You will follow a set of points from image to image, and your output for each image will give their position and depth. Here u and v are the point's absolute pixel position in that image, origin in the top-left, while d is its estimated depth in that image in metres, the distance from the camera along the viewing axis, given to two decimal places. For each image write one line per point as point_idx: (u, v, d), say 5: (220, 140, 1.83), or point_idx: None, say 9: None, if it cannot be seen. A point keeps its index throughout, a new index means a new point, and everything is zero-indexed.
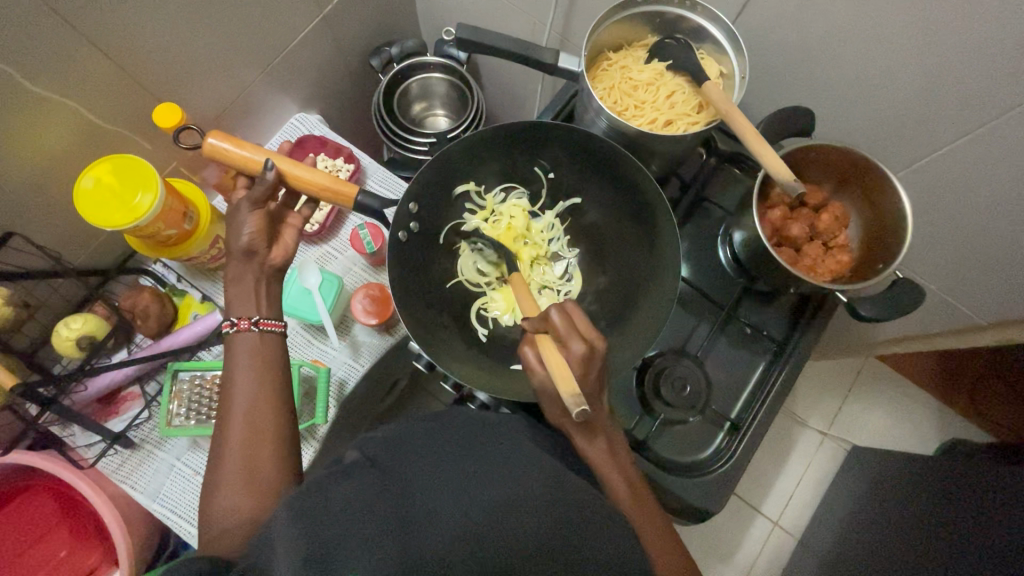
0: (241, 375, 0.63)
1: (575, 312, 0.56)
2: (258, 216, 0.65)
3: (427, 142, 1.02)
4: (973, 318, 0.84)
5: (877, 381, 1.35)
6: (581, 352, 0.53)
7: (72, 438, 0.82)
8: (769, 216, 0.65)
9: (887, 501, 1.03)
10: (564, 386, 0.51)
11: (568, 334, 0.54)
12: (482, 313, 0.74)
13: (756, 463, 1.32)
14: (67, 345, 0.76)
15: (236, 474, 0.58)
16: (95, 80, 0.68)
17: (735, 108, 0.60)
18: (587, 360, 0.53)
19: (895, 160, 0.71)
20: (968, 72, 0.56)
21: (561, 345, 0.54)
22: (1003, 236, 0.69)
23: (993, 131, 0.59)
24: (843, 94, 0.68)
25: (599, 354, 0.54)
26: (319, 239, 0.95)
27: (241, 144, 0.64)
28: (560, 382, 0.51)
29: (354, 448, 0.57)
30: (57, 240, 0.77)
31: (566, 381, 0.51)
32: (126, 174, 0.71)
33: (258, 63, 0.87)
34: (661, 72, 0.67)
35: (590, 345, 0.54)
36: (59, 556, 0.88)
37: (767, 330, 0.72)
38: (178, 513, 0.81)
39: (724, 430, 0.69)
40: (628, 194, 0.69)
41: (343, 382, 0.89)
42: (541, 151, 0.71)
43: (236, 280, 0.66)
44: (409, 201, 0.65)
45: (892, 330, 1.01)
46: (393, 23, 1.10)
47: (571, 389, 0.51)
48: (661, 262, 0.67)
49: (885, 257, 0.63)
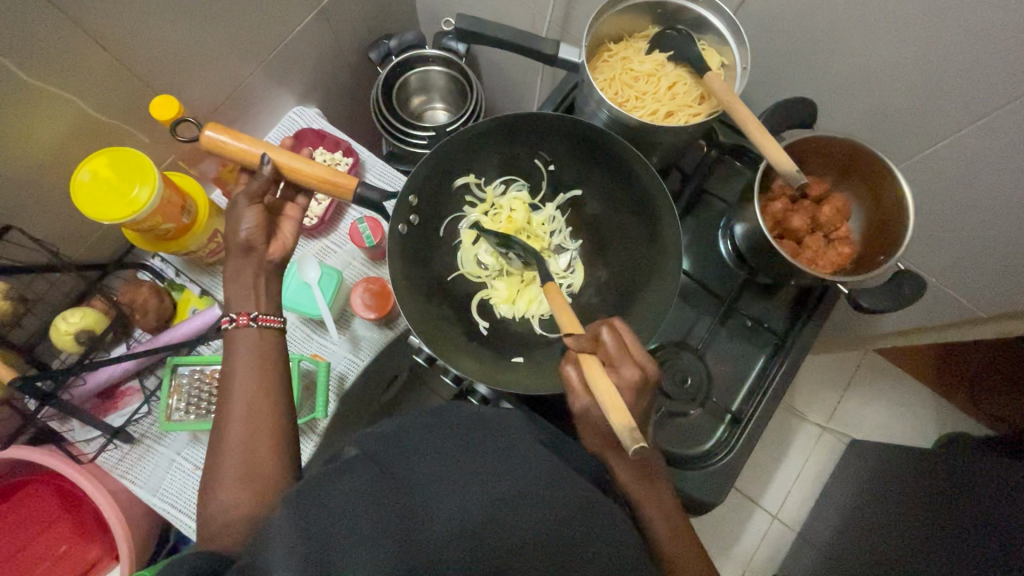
0: (240, 369, 0.62)
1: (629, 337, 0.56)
2: (257, 209, 0.64)
3: (426, 135, 1.01)
4: (974, 310, 0.84)
5: (877, 375, 1.35)
6: (634, 378, 0.53)
7: (71, 433, 0.81)
8: (770, 208, 0.65)
9: (888, 495, 1.03)
10: (616, 413, 0.48)
11: (620, 358, 0.54)
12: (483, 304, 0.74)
13: (756, 456, 1.32)
14: (66, 340, 0.75)
15: (235, 468, 0.58)
16: (92, 73, 0.67)
17: (737, 99, 0.59)
18: (635, 380, 0.53)
19: (896, 152, 0.70)
20: (972, 62, 0.56)
21: (611, 368, 0.54)
22: (1004, 228, 0.69)
23: (996, 122, 0.59)
24: (844, 85, 0.67)
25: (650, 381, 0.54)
26: (319, 234, 0.94)
27: (239, 136, 0.63)
28: (612, 408, 0.49)
29: (355, 442, 0.57)
30: (54, 234, 0.77)
31: (619, 410, 0.48)
32: (123, 168, 0.70)
33: (256, 55, 0.86)
34: (662, 63, 0.67)
35: (642, 371, 0.54)
36: (59, 551, 0.88)
37: (768, 323, 0.72)
38: (178, 508, 0.81)
39: (725, 422, 0.69)
40: (628, 185, 0.68)
41: (343, 376, 0.89)
42: (541, 143, 0.71)
43: (236, 274, 0.65)
44: (409, 193, 0.65)
45: (892, 324, 1.01)
46: (391, 15, 1.09)
47: (625, 417, 0.48)
48: (662, 255, 0.66)
49: (886, 249, 0.63)
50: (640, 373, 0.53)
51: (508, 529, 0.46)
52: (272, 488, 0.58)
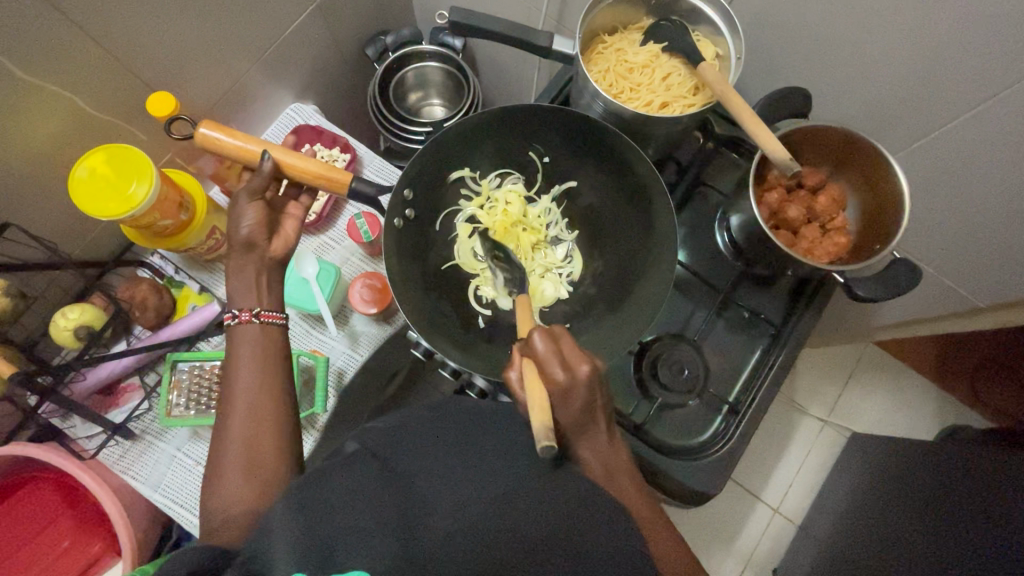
0: (244, 366, 0.62)
1: (563, 337, 0.55)
2: (258, 207, 0.64)
3: (423, 131, 1.02)
4: (973, 301, 0.84)
5: (877, 368, 1.35)
6: (563, 380, 0.52)
7: (74, 430, 0.83)
8: (766, 198, 0.65)
9: (890, 488, 1.02)
10: (537, 413, 0.50)
11: (549, 359, 0.53)
12: (479, 295, 0.74)
13: (756, 449, 1.32)
14: (66, 335, 0.76)
15: (237, 463, 0.59)
16: (88, 70, 0.67)
17: (731, 89, 0.59)
18: (563, 382, 0.52)
19: (892, 142, 0.70)
20: (968, 48, 0.56)
21: (542, 370, 0.53)
22: (1001, 217, 0.69)
23: (992, 109, 0.59)
24: (840, 75, 0.67)
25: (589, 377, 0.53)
26: (318, 230, 0.95)
27: (233, 133, 0.64)
28: (535, 408, 0.50)
29: (355, 439, 0.57)
30: (54, 231, 0.77)
31: (540, 409, 0.49)
32: (120, 164, 0.71)
33: (252, 52, 0.86)
34: (657, 54, 0.67)
35: (571, 372, 0.53)
36: (63, 547, 0.89)
37: (766, 314, 0.72)
38: (179, 503, 0.82)
39: (722, 413, 0.69)
40: (623, 176, 0.69)
41: (342, 371, 0.89)
42: (535, 135, 0.71)
43: (238, 270, 0.65)
44: (404, 186, 0.65)
45: (892, 315, 1.01)
46: (387, 11, 1.09)
47: (544, 418, 0.49)
48: (658, 246, 0.66)
49: (882, 239, 0.63)
50: (569, 375, 0.52)
51: (506, 521, 0.46)
52: (271, 481, 0.59)
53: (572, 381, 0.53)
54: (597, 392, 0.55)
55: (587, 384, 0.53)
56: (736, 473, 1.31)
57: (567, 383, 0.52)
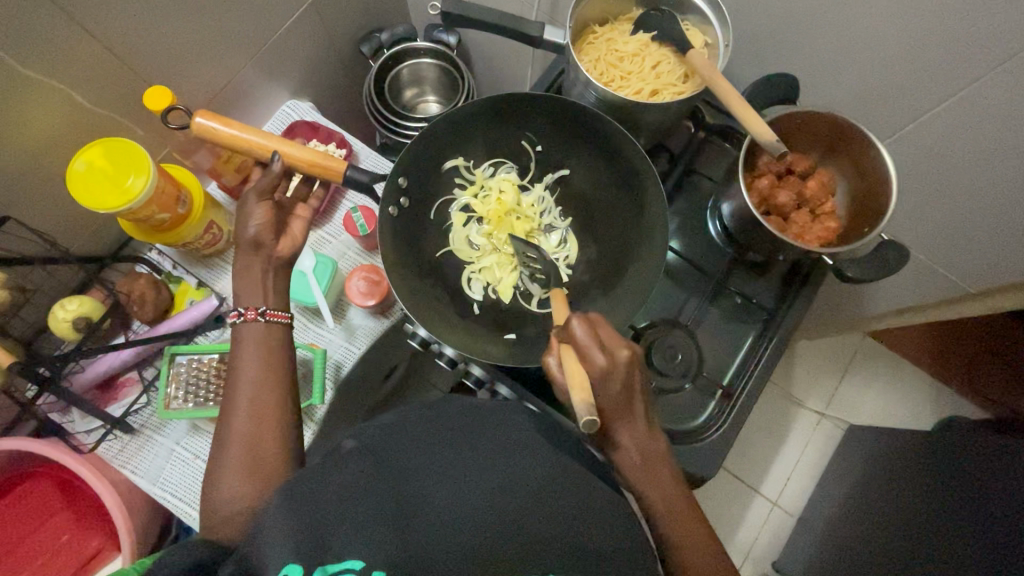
0: (247, 364, 0.63)
1: (601, 323, 0.56)
2: (267, 207, 0.65)
3: (418, 126, 1.03)
4: (964, 287, 0.85)
5: (873, 360, 1.36)
6: (603, 364, 0.53)
7: (72, 425, 0.83)
8: (756, 184, 0.66)
9: (889, 477, 1.03)
10: (577, 391, 0.52)
11: (589, 345, 0.54)
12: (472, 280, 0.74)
13: (755, 442, 1.33)
14: (65, 327, 0.76)
15: (239, 459, 0.59)
16: (86, 64, 0.68)
17: (719, 75, 0.60)
18: (603, 365, 0.53)
19: (880, 129, 0.72)
20: (952, 32, 0.57)
21: (582, 355, 0.54)
22: (988, 203, 0.70)
23: (976, 94, 0.60)
24: (829, 62, 0.68)
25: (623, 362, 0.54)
26: (314, 224, 0.95)
27: (229, 122, 0.64)
28: (575, 387, 0.53)
29: (352, 437, 0.57)
30: (53, 225, 0.78)
31: (581, 388, 0.52)
32: (118, 158, 0.71)
33: (248, 48, 0.87)
34: (647, 43, 0.68)
35: (611, 356, 0.54)
36: (62, 541, 0.89)
37: (757, 299, 0.73)
38: (179, 497, 0.82)
39: (716, 397, 0.69)
40: (615, 163, 0.70)
41: (339, 365, 0.90)
42: (528, 123, 0.72)
43: (241, 269, 0.66)
44: (398, 174, 0.66)
45: (886, 305, 1.02)
46: (382, 8, 1.11)
47: (585, 397, 0.52)
48: (650, 233, 0.67)
49: (871, 222, 0.64)
50: (609, 358, 0.53)
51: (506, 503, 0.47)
52: (272, 470, 0.59)
53: (610, 364, 0.53)
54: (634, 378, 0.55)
55: (627, 367, 0.54)
56: (735, 467, 1.31)
57: (607, 367, 0.53)
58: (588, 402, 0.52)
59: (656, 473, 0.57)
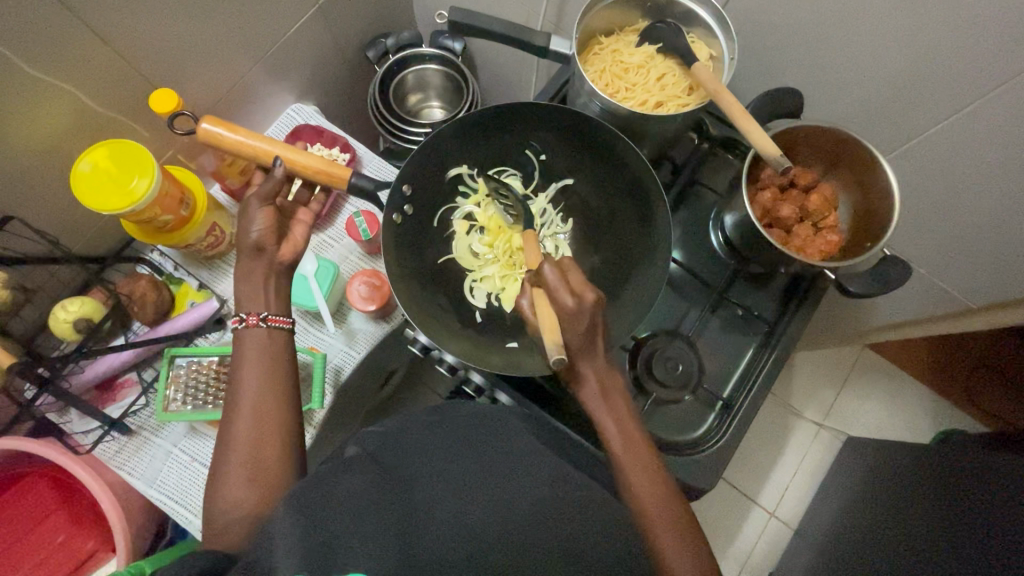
0: (249, 368, 0.63)
1: (571, 267, 0.58)
2: (268, 211, 0.65)
3: (422, 131, 1.03)
4: (965, 302, 0.85)
5: (872, 371, 1.36)
6: (570, 306, 0.56)
7: (69, 425, 0.82)
8: (759, 197, 0.66)
9: (887, 490, 1.03)
10: (547, 333, 0.55)
11: (558, 286, 0.57)
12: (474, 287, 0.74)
13: (753, 452, 1.33)
14: (65, 327, 0.76)
15: (241, 464, 0.58)
16: (94, 65, 0.68)
17: (724, 89, 0.60)
18: (572, 307, 0.56)
19: (883, 143, 0.72)
20: (956, 50, 0.57)
21: (552, 297, 0.57)
22: (990, 219, 0.70)
23: (980, 110, 0.60)
24: (833, 77, 0.69)
25: (589, 307, 0.56)
26: (318, 228, 0.96)
27: (235, 129, 0.64)
28: (545, 328, 0.56)
29: (354, 443, 0.58)
30: (55, 225, 0.78)
31: (550, 330, 0.55)
32: (123, 159, 0.71)
33: (255, 51, 0.88)
34: (652, 54, 0.68)
35: (579, 299, 0.56)
36: (57, 541, 0.89)
37: (760, 311, 0.73)
38: (174, 499, 0.82)
39: (717, 409, 0.69)
40: (620, 173, 0.70)
41: (339, 369, 0.89)
42: (532, 133, 0.72)
43: (246, 275, 0.66)
44: (403, 183, 0.67)
45: (886, 317, 1.02)
46: (389, 14, 1.11)
47: (554, 337, 0.55)
48: (654, 243, 0.67)
49: (873, 237, 0.64)
50: (577, 300, 0.56)
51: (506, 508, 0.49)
52: (274, 476, 0.59)
53: (578, 306, 0.56)
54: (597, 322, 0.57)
55: (591, 311, 0.56)
56: (733, 477, 1.31)
57: (575, 310, 0.56)
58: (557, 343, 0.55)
59: (650, 471, 0.56)
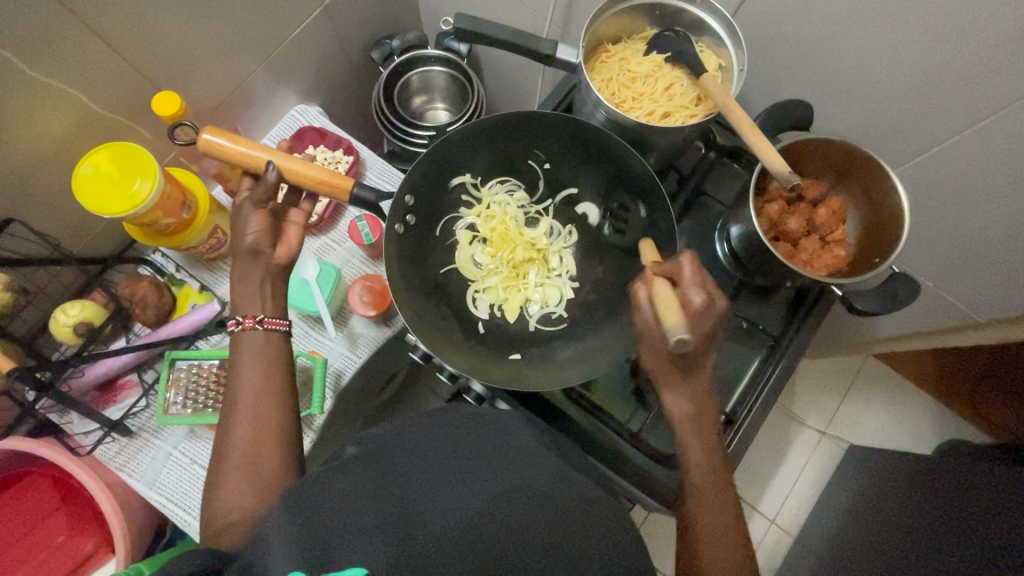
0: (247, 370, 0.62)
1: (691, 262, 0.55)
2: (263, 214, 0.64)
3: (427, 134, 1.02)
4: (972, 315, 0.84)
5: (876, 380, 1.35)
6: (700, 301, 0.53)
7: (69, 426, 0.82)
8: (766, 209, 0.65)
9: (888, 501, 1.02)
10: (668, 316, 0.52)
11: (694, 280, 0.54)
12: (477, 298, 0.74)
13: (754, 459, 1.32)
14: (66, 332, 0.76)
15: (238, 468, 0.58)
16: (96, 68, 0.68)
17: (732, 101, 0.60)
18: (701, 304, 0.53)
19: (892, 156, 0.71)
20: (969, 65, 0.56)
21: (683, 289, 0.54)
22: (1001, 234, 0.69)
23: (993, 125, 0.59)
24: (844, 88, 0.67)
25: (718, 308, 0.53)
26: (320, 231, 0.95)
27: (235, 139, 0.63)
28: (665, 313, 0.52)
29: (355, 444, 0.59)
30: (56, 227, 0.78)
31: (671, 312, 0.51)
32: (125, 162, 0.71)
33: (258, 53, 0.87)
34: (660, 64, 0.67)
35: (709, 296, 0.53)
36: (56, 541, 0.89)
37: (764, 325, 0.72)
38: (174, 501, 0.82)
39: (719, 423, 0.69)
40: (625, 183, 0.69)
41: (340, 373, 0.89)
42: (537, 141, 0.71)
43: (242, 280, 0.64)
44: (405, 192, 0.66)
45: (893, 328, 1.01)
46: (394, 15, 1.10)
47: (675, 322, 0.51)
48: (659, 256, 0.67)
49: (881, 252, 0.63)
50: (706, 297, 0.53)
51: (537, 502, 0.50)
52: (271, 480, 0.58)
53: (705, 305, 0.53)
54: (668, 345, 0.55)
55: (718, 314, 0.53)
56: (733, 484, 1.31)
57: (701, 305, 0.52)
58: (678, 327, 0.51)
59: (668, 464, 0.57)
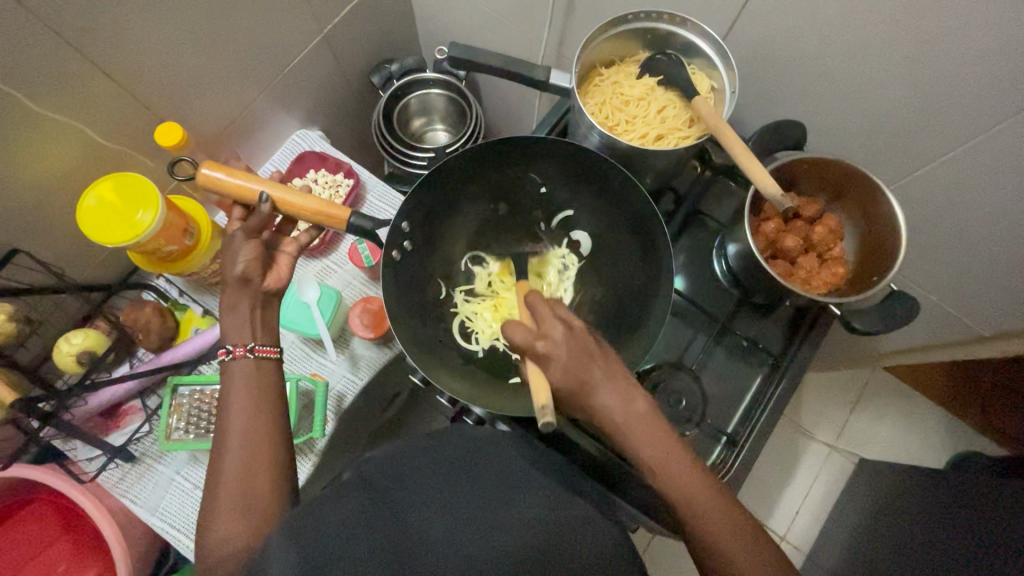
0: (237, 399, 0.61)
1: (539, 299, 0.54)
2: (254, 244, 0.65)
3: (426, 156, 1.03)
4: (976, 329, 0.83)
5: (884, 393, 1.33)
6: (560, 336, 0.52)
7: (74, 452, 0.83)
8: (763, 228, 0.65)
9: (900, 517, 1.00)
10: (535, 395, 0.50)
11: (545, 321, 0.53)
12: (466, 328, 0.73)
13: (761, 475, 1.30)
14: (68, 360, 0.77)
15: (231, 497, 0.57)
16: (99, 101, 0.69)
17: (723, 123, 0.60)
18: (558, 338, 0.52)
19: (886, 173, 0.71)
20: (961, 84, 0.56)
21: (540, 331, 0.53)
22: (999, 248, 0.69)
23: (988, 142, 0.59)
24: (838, 107, 0.68)
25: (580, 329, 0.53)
26: (320, 254, 0.96)
27: (234, 173, 0.65)
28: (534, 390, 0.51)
29: (354, 469, 0.58)
30: (60, 256, 0.79)
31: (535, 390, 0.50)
32: (128, 192, 0.72)
33: (260, 80, 0.89)
34: (652, 87, 0.68)
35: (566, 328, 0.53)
36: (58, 571, 0.89)
37: (764, 344, 0.72)
38: (177, 527, 0.82)
39: (720, 443, 0.68)
40: (620, 205, 0.70)
41: (341, 396, 0.89)
42: (531, 166, 0.72)
43: (239, 307, 0.65)
44: (403, 219, 0.67)
45: (898, 340, 1.00)
46: (394, 40, 1.12)
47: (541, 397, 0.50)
48: (656, 277, 0.67)
49: (878, 271, 0.63)
50: (563, 325, 0.53)
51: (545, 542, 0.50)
52: (269, 507, 0.57)
53: (552, 345, 0.52)
54: (587, 344, 0.52)
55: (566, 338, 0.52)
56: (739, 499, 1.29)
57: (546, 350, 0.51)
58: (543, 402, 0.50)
59: (665, 444, 0.52)
